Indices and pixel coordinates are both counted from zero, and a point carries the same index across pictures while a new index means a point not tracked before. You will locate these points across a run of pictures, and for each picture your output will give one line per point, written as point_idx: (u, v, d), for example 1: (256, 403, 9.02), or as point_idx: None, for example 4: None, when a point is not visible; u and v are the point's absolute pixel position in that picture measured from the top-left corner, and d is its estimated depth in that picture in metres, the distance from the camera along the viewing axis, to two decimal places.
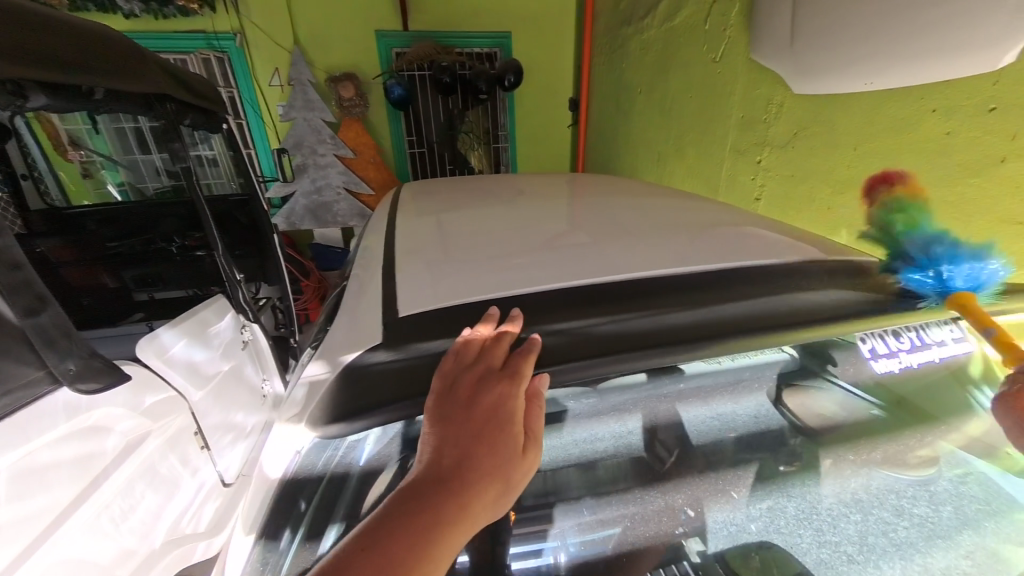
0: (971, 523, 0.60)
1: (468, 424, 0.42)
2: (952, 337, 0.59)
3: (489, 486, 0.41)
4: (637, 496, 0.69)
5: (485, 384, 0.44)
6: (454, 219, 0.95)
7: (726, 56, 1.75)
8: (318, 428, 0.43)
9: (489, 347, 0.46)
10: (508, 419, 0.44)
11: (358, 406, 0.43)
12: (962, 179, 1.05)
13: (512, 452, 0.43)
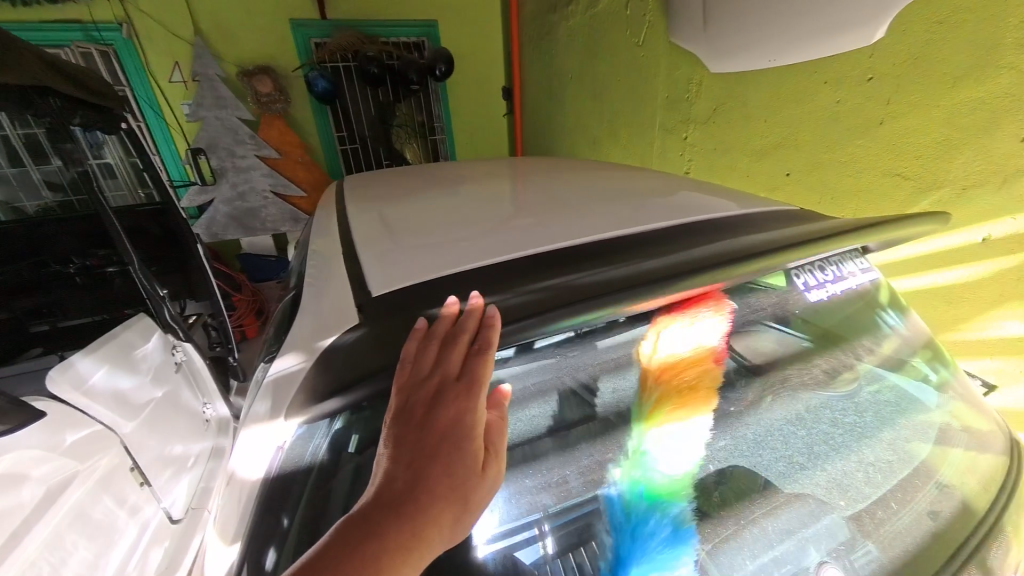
0: (887, 421, 0.67)
1: (422, 441, 0.40)
2: (859, 269, 0.68)
3: (444, 511, 0.38)
4: (626, 452, 0.60)
5: (440, 397, 0.42)
6: (405, 207, 0.93)
7: (648, 39, 1.85)
8: (297, 412, 0.41)
9: (445, 353, 0.44)
10: (466, 435, 0.41)
11: (338, 382, 0.41)
12: (852, 141, 1.21)
13: (471, 470, 0.41)
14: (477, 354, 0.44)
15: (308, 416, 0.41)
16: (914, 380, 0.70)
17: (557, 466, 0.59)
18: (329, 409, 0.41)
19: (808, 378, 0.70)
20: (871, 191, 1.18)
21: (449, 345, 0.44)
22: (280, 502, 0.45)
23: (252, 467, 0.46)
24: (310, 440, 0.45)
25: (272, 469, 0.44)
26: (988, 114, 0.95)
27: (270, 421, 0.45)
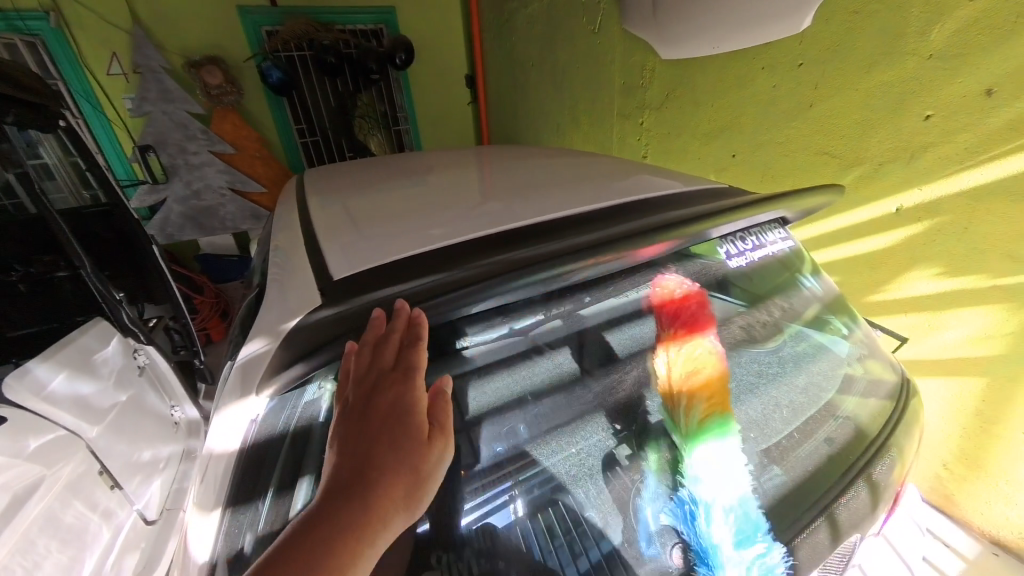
0: (800, 365, 0.77)
1: (366, 428, 0.44)
2: (777, 238, 0.76)
3: (391, 486, 0.41)
4: (589, 416, 0.68)
5: (378, 386, 0.45)
6: (367, 198, 0.96)
7: (603, 26, 1.90)
8: (265, 383, 0.45)
9: (377, 349, 0.46)
10: (407, 415, 0.45)
11: (297, 352, 0.45)
12: (786, 123, 1.31)
13: (416, 444, 0.44)
14: (408, 345, 0.47)
15: (273, 385, 0.44)
16: (831, 337, 0.80)
17: (513, 418, 0.65)
18: (292, 374, 0.44)
19: (737, 334, 0.77)
20: (803, 169, 1.29)
21: (379, 345, 0.46)
22: (257, 470, 0.48)
23: (226, 442, 0.49)
24: (285, 409, 0.49)
25: (250, 441, 0.48)
26: (897, 95, 1.06)
27: (243, 398, 0.48)
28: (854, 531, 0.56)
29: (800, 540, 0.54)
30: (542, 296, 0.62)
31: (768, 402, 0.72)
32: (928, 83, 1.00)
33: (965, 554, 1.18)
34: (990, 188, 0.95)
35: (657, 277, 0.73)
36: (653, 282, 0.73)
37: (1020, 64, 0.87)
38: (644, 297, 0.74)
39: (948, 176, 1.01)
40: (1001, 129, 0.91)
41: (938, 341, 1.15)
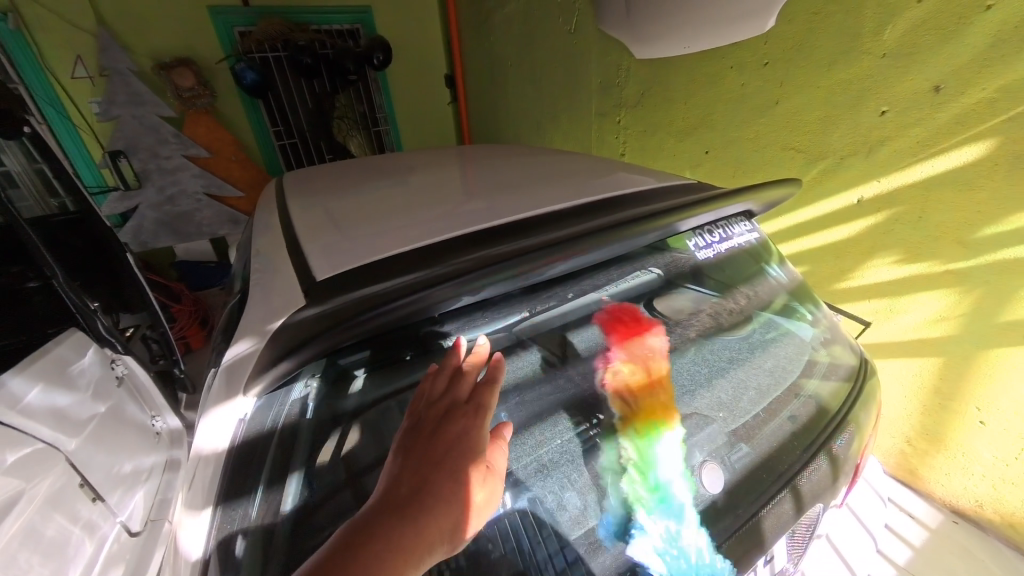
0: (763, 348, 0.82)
1: (429, 452, 0.45)
2: (744, 231, 0.79)
3: (446, 517, 0.42)
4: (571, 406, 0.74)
5: (451, 414, 0.49)
6: (348, 199, 0.97)
7: (579, 27, 1.93)
8: (253, 380, 0.47)
9: (456, 380, 0.52)
10: (471, 451, 0.47)
11: (281, 348, 0.46)
12: (754, 120, 1.36)
13: (473, 480, 0.45)
14: (485, 385, 0.52)
15: (262, 381, 0.46)
16: (797, 323, 0.84)
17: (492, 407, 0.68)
18: (279, 370, 0.45)
19: (704, 322, 0.82)
20: (772, 164, 1.34)
21: (460, 375, 0.52)
22: (245, 467, 0.49)
23: (218, 439, 0.51)
24: (274, 407, 0.51)
25: (240, 439, 0.50)
26: (855, 93, 1.12)
27: (237, 397, 0.50)
28: (815, 501, 0.61)
29: (766, 510, 0.58)
30: (520, 289, 0.64)
31: (737, 385, 0.77)
32: (883, 81, 1.06)
33: (928, 525, 1.26)
34: (942, 177, 1.01)
35: (632, 274, 0.79)
36: (633, 277, 0.81)
37: (963, 63, 0.93)
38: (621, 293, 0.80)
39: (904, 168, 1.07)
40: (950, 122, 0.97)
41: (899, 324, 1.22)
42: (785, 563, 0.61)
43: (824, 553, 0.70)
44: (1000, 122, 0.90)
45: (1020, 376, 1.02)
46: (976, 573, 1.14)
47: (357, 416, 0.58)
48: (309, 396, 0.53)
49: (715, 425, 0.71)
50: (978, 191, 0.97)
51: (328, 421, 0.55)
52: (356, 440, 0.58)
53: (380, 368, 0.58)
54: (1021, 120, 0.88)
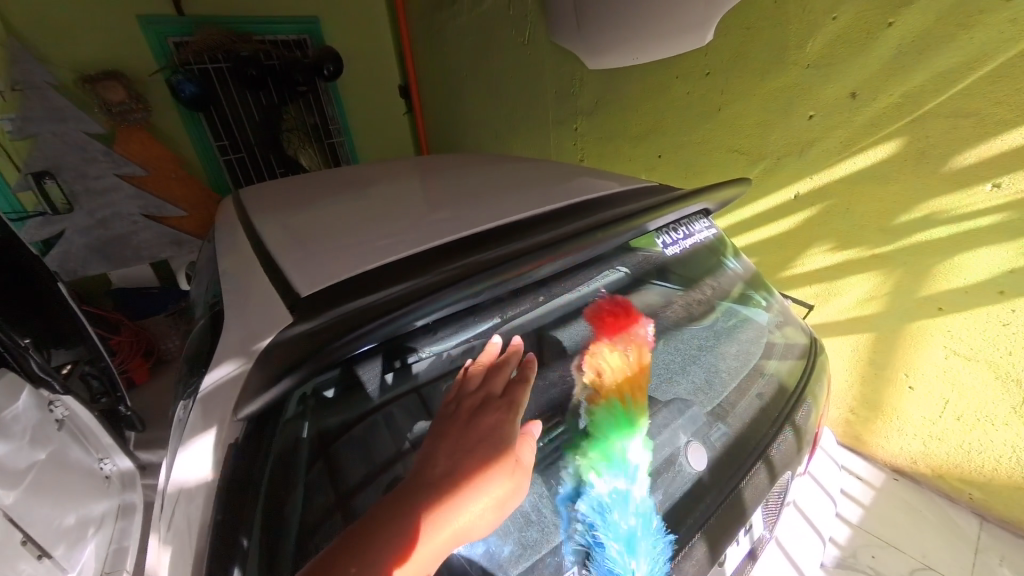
0: (726, 334, 0.88)
1: (464, 439, 0.52)
2: (704, 229, 0.86)
3: (476, 498, 0.47)
4: None
5: (485, 406, 0.56)
6: (313, 213, 0.95)
7: (532, 38, 2.00)
8: (251, 400, 0.46)
9: (491, 376, 0.60)
10: (502, 441, 0.53)
11: (282, 366, 0.45)
12: (700, 125, 1.47)
13: (504, 468, 0.51)
14: (517, 383, 0.59)
15: (260, 400, 0.45)
16: (753, 309, 0.91)
17: None
18: (282, 387, 0.44)
19: (678, 313, 0.87)
20: (719, 165, 1.46)
21: (494, 372, 0.60)
22: (243, 495, 0.49)
23: (206, 462, 0.54)
24: (268, 431, 0.52)
25: (232, 466, 0.50)
26: (787, 98, 1.24)
27: (229, 425, 0.53)
28: (785, 469, 0.67)
29: (745, 483, 0.63)
30: (506, 293, 0.66)
31: (705, 371, 0.84)
32: (810, 88, 1.19)
33: (873, 484, 1.40)
34: (863, 173, 1.15)
35: (602, 272, 0.80)
36: (602, 277, 0.82)
37: (875, 72, 1.07)
38: (592, 291, 0.82)
39: (833, 165, 1.20)
40: (867, 124, 1.11)
41: (837, 306, 1.35)
42: (762, 530, 0.67)
43: (795, 519, 0.77)
44: (909, 122, 1.05)
45: (938, 342, 1.17)
46: (916, 522, 1.28)
47: (343, 435, 0.59)
48: (300, 415, 0.55)
49: (695, 407, 0.76)
50: (892, 183, 1.11)
51: (322, 442, 0.57)
52: (350, 456, 0.59)
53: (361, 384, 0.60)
54: (924, 121, 1.03)
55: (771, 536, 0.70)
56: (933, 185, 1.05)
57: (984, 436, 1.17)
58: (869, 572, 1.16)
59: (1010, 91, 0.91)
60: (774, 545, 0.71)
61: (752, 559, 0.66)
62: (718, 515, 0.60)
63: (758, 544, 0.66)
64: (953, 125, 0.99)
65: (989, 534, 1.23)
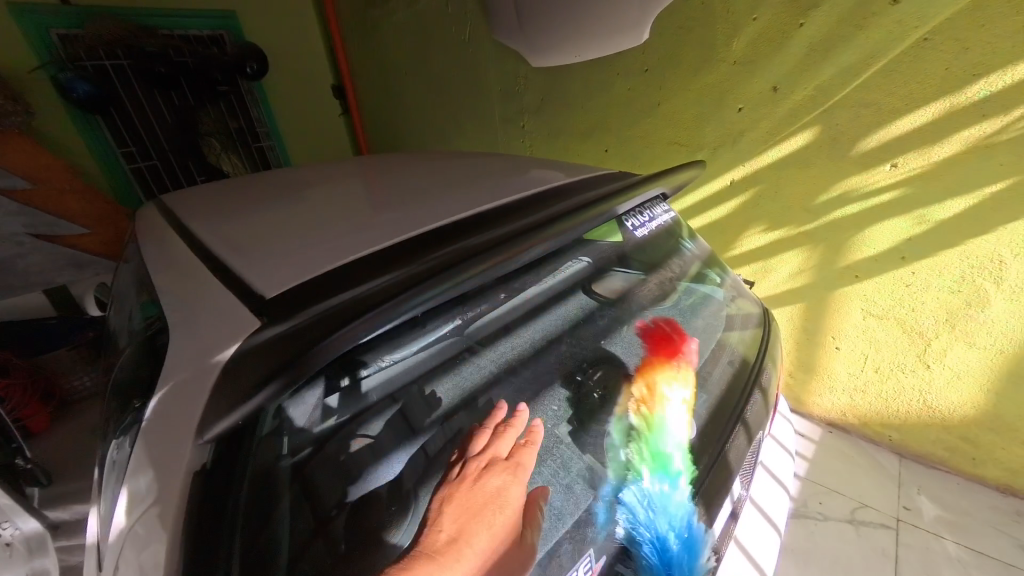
0: (692, 309, 0.92)
1: (470, 503, 0.53)
2: (664, 213, 0.92)
3: (479, 564, 0.49)
4: (542, 399, 0.75)
5: (490, 469, 0.58)
6: (254, 213, 0.86)
7: (473, 37, 1.99)
8: (226, 414, 0.42)
9: (496, 438, 0.63)
10: (505, 509, 0.55)
11: (265, 372, 0.42)
12: (641, 119, 1.55)
13: (506, 537, 0.53)
14: (520, 447, 0.63)
15: (239, 413, 0.42)
16: (711, 287, 0.96)
17: (457, 420, 0.67)
18: (269, 395, 0.41)
19: (652, 292, 0.91)
20: (661, 157, 1.55)
21: (500, 433, 0.63)
22: (215, 529, 0.44)
23: (158, 500, 0.47)
24: (239, 452, 0.47)
25: (198, 494, 0.45)
26: (717, 93, 1.34)
27: (186, 452, 0.47)
28: (758, 429, 0.77)
29: (730, 446, 0.71)
30: (489, 282, 0.66)
31: None
32: (737, 83, 1.29)
33: (813, 438, 1.55)
34: (786, 159, 1.28)
35: (557, 264, 0.80)
36: (563, 268, 0.82)
37: (790, 68, 1.19)
38: (557, 283, 0.84)
39: (761, 153, 1.32)
40: (787, 115, 1.23)
41: (771, 282, 1.48)
42: (739, 490, 0.71)
43: (766, 480, 0.81)
44: (821, 112, 1.18)
45: (856, 306, 1.33)
46: (847, 466, 1.45)
47: (314, 456, 0.56)
48: (269, 436, 0.50)
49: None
50: (811, 167, 1.25)
51: (301, 460, 0.54)
52: (328, 472, 0.56)
53: (312, 405, 0.56)
54: (834, 112, 1.16)
55: (747, 496, 0.74)
56: (843, 168, 1.20)
57: (897, 384, 1.36)
58: (819, 517, 1.29)
59: (899, 84, 1.06)
60: (751, 505, 0.74)
61: (733, 519, 0.69)
62: (710, 479, 0.67)
63: (737, 503, 0.70)
64: (857, 114, 1.13)
65: (907, 469, 1.42)
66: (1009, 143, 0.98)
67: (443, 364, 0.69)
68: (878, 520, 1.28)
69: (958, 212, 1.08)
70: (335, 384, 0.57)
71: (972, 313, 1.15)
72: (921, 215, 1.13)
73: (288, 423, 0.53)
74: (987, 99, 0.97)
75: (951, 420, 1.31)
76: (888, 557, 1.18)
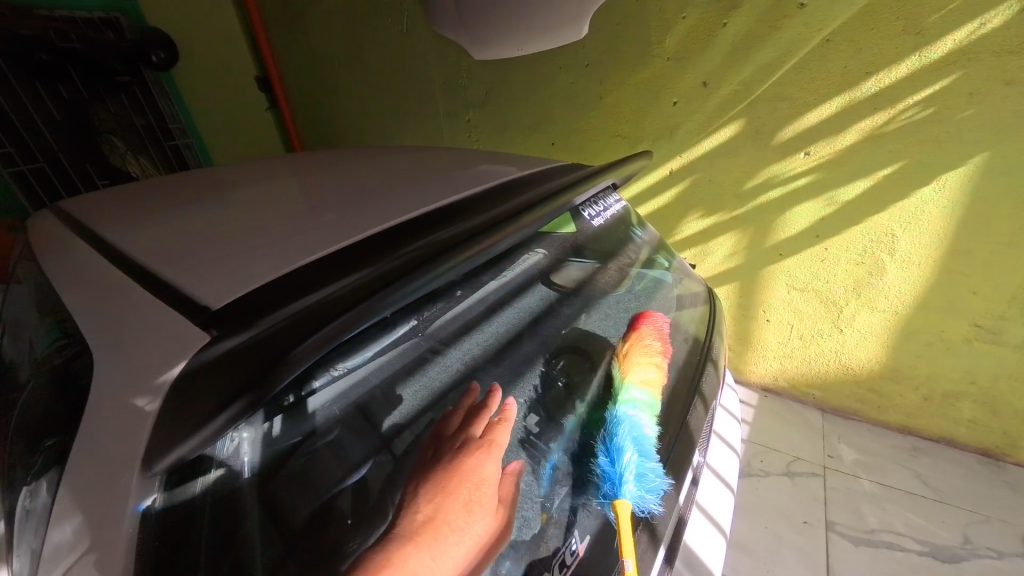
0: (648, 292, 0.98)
1: (445, 483, 0.52)
2: (616, 203, 0.97)
3: (457, 541, 0.48)
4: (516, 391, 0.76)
5: (464, 447, 0.57)
6: (180, 216, 0.77)
7: (412, 28, 1.93)
8: (178, 443, 0.39)
9: (471, 420, 0.61)
10: (483, 483, 0.54)
11: (230, 389, 0.39)
12: (585, 112, 1.59)
13: (484, 510, 0.52)
14: (497, 424, 0.61)
15: (199, 438, 0.39)
16: (661, 271, 1.02)
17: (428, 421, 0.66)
18: (234, 415, 0.39)
19: (611, 278, 0.95)
20: (607, 148, 1.60)
21: (474, 413, 0.62)
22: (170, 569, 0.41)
23: (96, 544, 0.41)
24: (195, 476, 0.45)
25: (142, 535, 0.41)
26: (655, 87, 1.42)
27: (124, 492, 0.41)
28: (713, 398, 0.83)
29: (689, 415, 0.77)
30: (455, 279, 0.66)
31: None
32: (671, 78, 1.38)
33: (752, 404, 1.71)
34: (718, 149, 1.38)
35: (513, 261, 0.80)
36: (518, 263, 0.81)
37: (717, 64, 1.29)
38: (515, 278, 0.83)
39: (696, 144, 1.41)
40: (717, 107, 1.33)
41: (709, 264, 1.60)
42: (698, 457, 0.76)
43: (720, 446, 0.88)
44: (745, 105, 1.29)
45: (782, 281, 1.47)
46: (778, 424, 1.62)
47: (271, 479, 0.51)
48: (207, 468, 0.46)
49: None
50: (740, 156, 1.36)
51: (263, 482, 0.51)
52: (293, 488, 0.53)
53: (257, 433, 0.51)
54: (756, 105, 1.27)
55: (705, 462, 0.80)
56: (767, 156, 1.32)
57: (819, 348, 1.53)
58: (761, 474, 1.43)
59: (808, 80, 1.18)
60: (709, 470, 0.80)
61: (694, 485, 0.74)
62: (677, 448, 0.72)
63: (697, 470, 0.75)
64: (775, 107, 1.25)
65: (829, 422, 1.62)
66: (897, 132, 1.13)
67: (410, 365, 0.69)
68: (809, 470, 1.44)
69: (860, 192, 1.23)
70: (279, 405, 0.51)
71: (873, 281, 1.32)
72: (831, 197, 1.28)
73: (236, 456, 0.49)
74: (878, 94, 1.12)
75: (861, 375, 1.50)
76: (819, 501, 1.34)
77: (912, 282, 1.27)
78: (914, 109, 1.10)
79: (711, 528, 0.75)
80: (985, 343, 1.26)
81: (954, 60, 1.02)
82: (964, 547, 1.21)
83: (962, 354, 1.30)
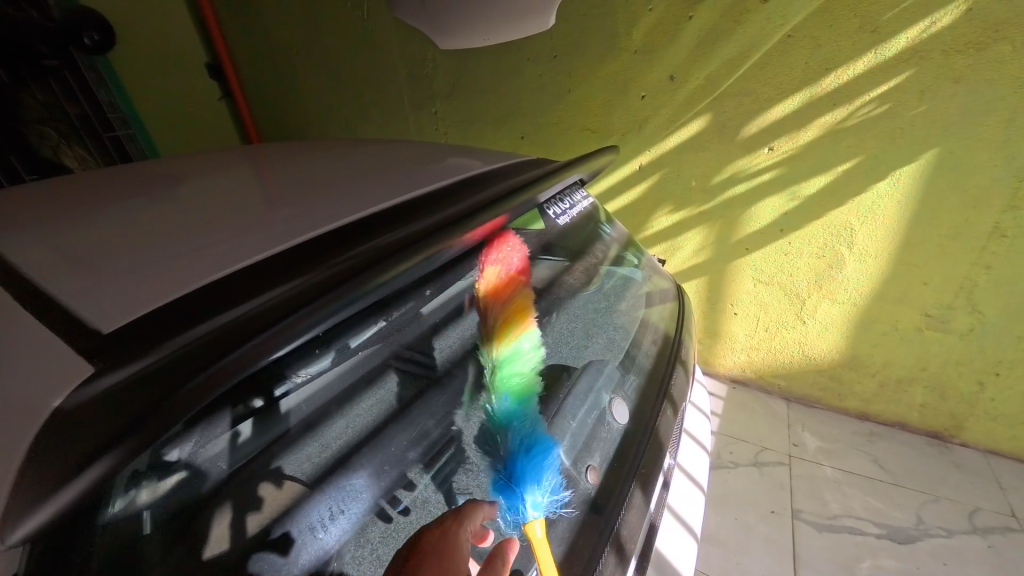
0: (617, 292, 0.96)
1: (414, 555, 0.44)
2: (584, 200, 0.94)
3: None
4: None
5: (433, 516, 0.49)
6: (88, 212, 0.68)
7: (372, 15, 1.84)
8: (48, 499, 0.32)
9: None
10: (457, 549, 0.46)
11: (112, 431, 0.33)
12: (554, 105, 1.55)
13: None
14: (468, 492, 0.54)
15: (78, 488, 0.32)
16: (630, 269, 1.00)
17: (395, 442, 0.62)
18: (107, 468, 0.33)
19: (578, 277, 0.91)
20: (575, 144, 1.58)
21: None
22: None
23: None
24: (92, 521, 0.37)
25: None
26: (622, 81, 1.40)
27: None
28: (682, 400, 0.82)
29: (659, 419, 0.75)
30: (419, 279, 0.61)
31: (608, 332, 0.90)
32: (638, 71, 1.36)
33: (721, 396, 1.74)
34: (685, 144, 1.38)
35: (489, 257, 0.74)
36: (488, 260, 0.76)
37: (683, 58, 1.28)
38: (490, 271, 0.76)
39: (664, 139, 1.40)
40: (684, 101, 1.32)
41: (679, 259, 1.60)
42: (668, 460, 0.74)
43: (690, 445, 0.87)
44: (711, 100, 1.29)
45: (748, 274, 1.50)
46: (746, 414, 1.66)
47: (238, 483, 0.49)
48: (164, 470, 0.43)
49: (609, 363, 0.83)
50: (706, 150, 1.36)
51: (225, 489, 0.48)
52: (259, 503, 0.50)
53: (217, 443, 0.47)
54: (721, 100, 1.28)
55: (675, 463, 0.79)
56: (733, 151, 1.32)
57: (783, 340, 1.57)
58: (731, 465, 1.46)
59: (771, 75, 1.19)
60: (679, 471, 0.79)
61: (665, 488, 0.72)
62: (646, 456, 0.69)
63: (667, 473, 0.74)
64: (740, 102, 1.26)
65: (793, 410, 1.67)
66: (854, 129, 1.16)
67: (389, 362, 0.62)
68: (775, 459, 1.48)
69: (820, 187, 1.26)
70: (247, 409, 0.48)
71: (833, 273, 1.36)
72: (794, 192, 1.30)
73: (200, 455, 0.46)
74: (836, 89, 1.14)
75: (822, 365, 1.55)
76: (785, 490, 1.38)
77: (868, 274, 1.31)
78: (870, 105, 1.12)
79: (681, 529, 0.74)
80: (934, 331, 1.32)
81: (906, 58, 1.05)
82: (918, 528, 1.27)
83: (914, 342, 1.36)
